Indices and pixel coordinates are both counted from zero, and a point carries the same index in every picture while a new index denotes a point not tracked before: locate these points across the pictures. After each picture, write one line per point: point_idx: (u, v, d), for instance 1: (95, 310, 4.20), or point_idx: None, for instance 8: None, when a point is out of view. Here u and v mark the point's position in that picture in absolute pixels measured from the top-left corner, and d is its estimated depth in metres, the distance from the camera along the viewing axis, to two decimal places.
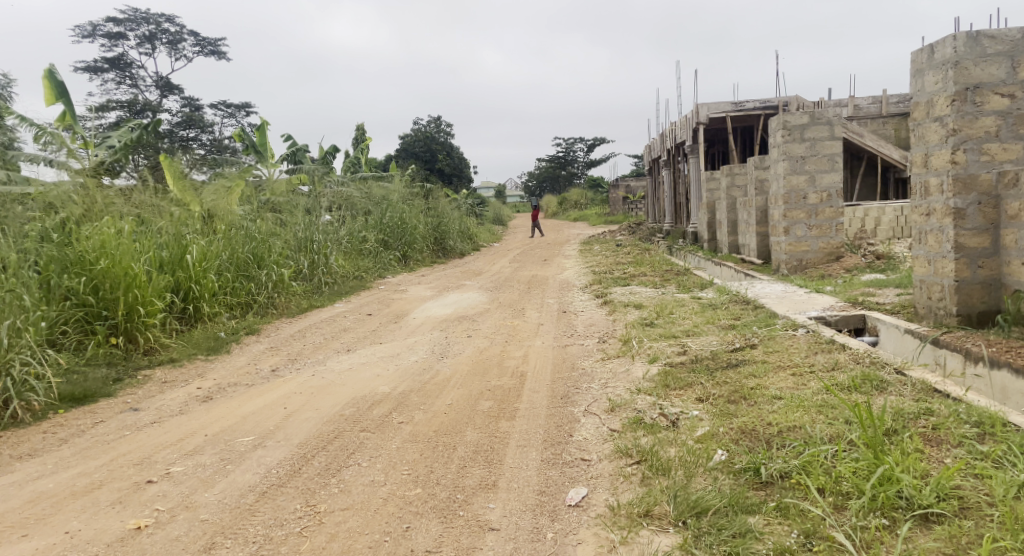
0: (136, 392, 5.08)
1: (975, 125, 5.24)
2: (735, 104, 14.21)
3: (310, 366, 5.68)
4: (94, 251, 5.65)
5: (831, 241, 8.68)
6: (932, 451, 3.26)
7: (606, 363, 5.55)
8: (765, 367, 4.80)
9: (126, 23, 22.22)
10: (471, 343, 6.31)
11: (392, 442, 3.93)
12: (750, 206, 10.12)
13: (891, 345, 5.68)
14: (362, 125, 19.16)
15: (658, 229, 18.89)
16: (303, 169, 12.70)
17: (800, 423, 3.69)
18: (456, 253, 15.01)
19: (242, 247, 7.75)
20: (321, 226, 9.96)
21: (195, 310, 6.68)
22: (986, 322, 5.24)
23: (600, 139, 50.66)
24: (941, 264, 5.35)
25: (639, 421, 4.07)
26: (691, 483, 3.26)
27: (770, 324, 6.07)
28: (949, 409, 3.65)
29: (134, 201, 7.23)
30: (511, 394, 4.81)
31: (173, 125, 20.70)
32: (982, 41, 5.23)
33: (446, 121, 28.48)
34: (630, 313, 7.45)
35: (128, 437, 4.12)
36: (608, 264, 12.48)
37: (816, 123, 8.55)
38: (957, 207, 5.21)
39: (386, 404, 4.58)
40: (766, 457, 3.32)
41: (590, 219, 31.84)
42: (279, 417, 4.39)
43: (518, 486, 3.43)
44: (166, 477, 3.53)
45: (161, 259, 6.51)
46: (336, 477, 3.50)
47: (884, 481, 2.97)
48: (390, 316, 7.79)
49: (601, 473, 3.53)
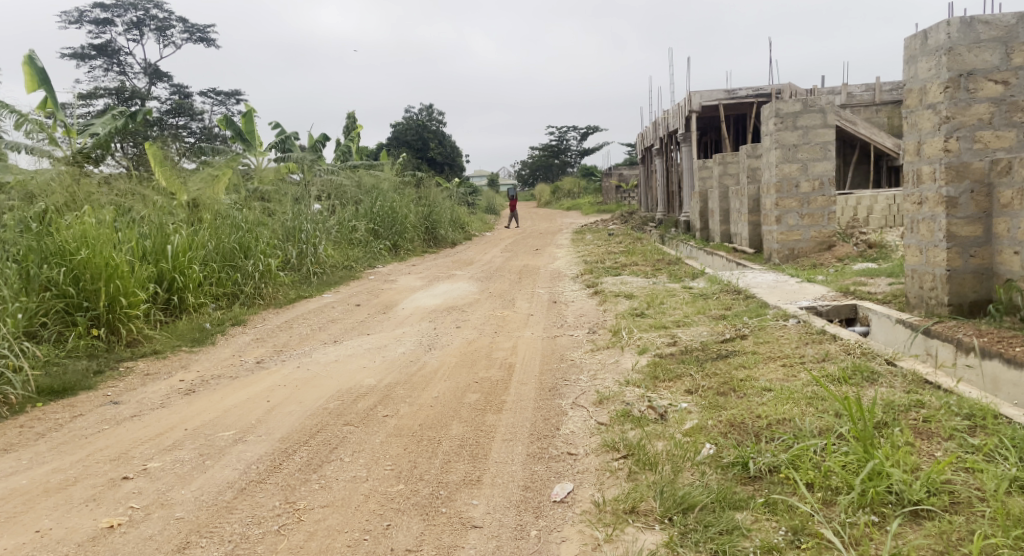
0: (117, 384, 4.99)
1: (968, 112, 5.18)
2: (728, 92, 14.10)
3: (296, 358, 5.60)
4: (75, 242, 5.55)
5: (823, 230, 8.63)
6: (923, 444, 3.21)
7: (595, 354, 5.49)
8: (755, 358, 4.75)
9: (113, 9, 21.96)
10: (460, 334, 6.23)
11: (375, 436, 3.86)
12: (742, 195, 10.06)
13: (882, 336, 5.64)
14: (354, 113, 19.01)
15: (651, 218, 18.83)
16: (292, 157, 12.56)
17: (790, 416, 3.63)
18: (447, 242, 14.91)
19: (229, 236, 7.64)
20: (310, 215, 9.86)
21: (180, 301, 6.58)
22: (977, 312, 5.20)
23: (594, 127, 50.50)
24: (933, 253, 5.30)
25: (627, 414, 4.01)
26: (678, 477, 3.21)
27: (761, 314, 6.02)
28: (940, 401, 3.60)
29: (118, 190, 7.11)
30: (498, 386, 4.75)
31: (162, 112, 20.48)
32: (975, 27, 5.16)
33: (438, 109, 28.31)
34: (621, 303, 7.41)
35: (106, 431, 4.04)
36: (599, 253, 12.41)
37: (809, 111, 8.48)
38: (950, 196, 5.14)
39: (372, 398, 4.51)
40: (755, 451, 3.26)
41: (583, 208, 31.74)
42: (261, 410, 4.32)
43: (502, 481, 3.36)
44: (142, 473, 3.45)
45: (144, 249, 6.40)
46: (316, 473, 3.43)
47: (874, 475, 2.91)
48: (379, 307, 7.70)
49: (587, 468, 3.47)
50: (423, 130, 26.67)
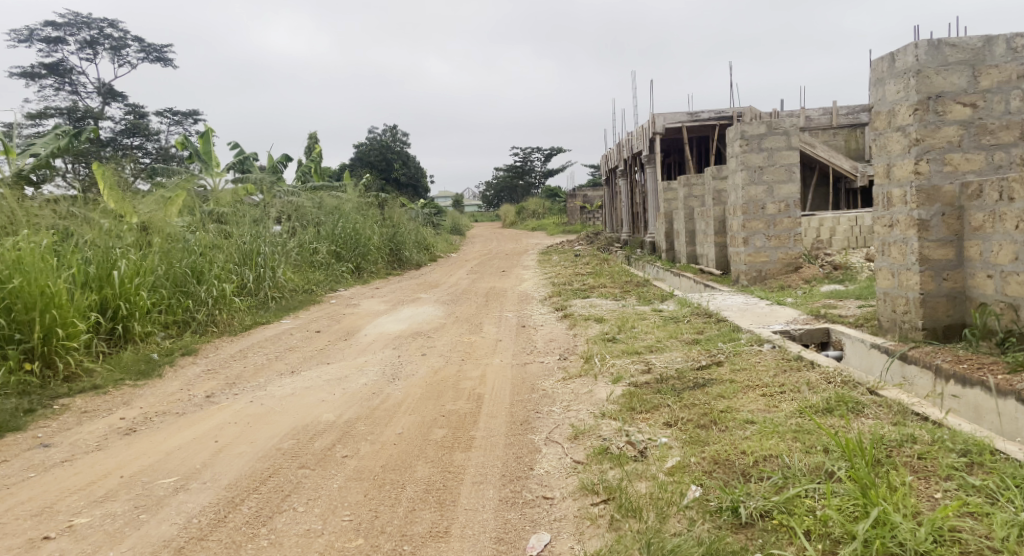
0: (50, 424, 4.60)
1: (937, 134, 5.08)
2: (690, 113, 14.08)
3: (248, 391, 5.23)
4: (7, 268, 5.16)
5: (790, 251, 8.53)
6: (921, 485, 3.02)
7: (568, 383, 5.23)
8: (733, 387, 4.53)
9: (65, 27, 21.31)
10: (425, 363, 5.94)
11: (334, 481, 3.56)
12: (708, 216, 9.96)
13: (857, 360, 5.51)
14: (315, 133, 18.63)
15: (616, 238, 18.74)
16: (250, 179, 12.13)
17: (776, 452, 3.42)
18: (412, 264, 14.57)
19: (180, 261, 7.25)
20: (269, 237, 9.47)
21: (125, 330, 6.16)
22: (952, 337, 5.08)
23: (557, 149, 50.78)
24: (905, 277, 5.19)
25: (604, 452, 3.75)
26: (664, 526, 2.98)
27: (735, 339, 5.83)
28: (931, 435, 3.41)
29: (61, 212, 6.67)
30: (467, 420, 4.47)
31: (115, 132, 19.92)
32: (944, 49, 5.06)
33: (402, 130, 27.95)
34: (591, 327, 7.18)
35: (31, 481, 3.68)
36: (567, 274, 12.20)
37: (773, 133, 8.42)
38: (921, 218, 5.03)
39: (330, 435, 4.19)
40: (744, 494, 3.04)
41: (547, 229, 31.56)
42: (207, 452, 3.99)
43: (472, 533, 3.10)
44: (66, 532, 3.16)
45: (87, 275, 5.99)
46: (266, 527, 3.16)
47: (876, 524, 2.72)
48: (340, 333, 7.35)
49: (565, 515, 3.22)
50: (386, 151, 26.36)
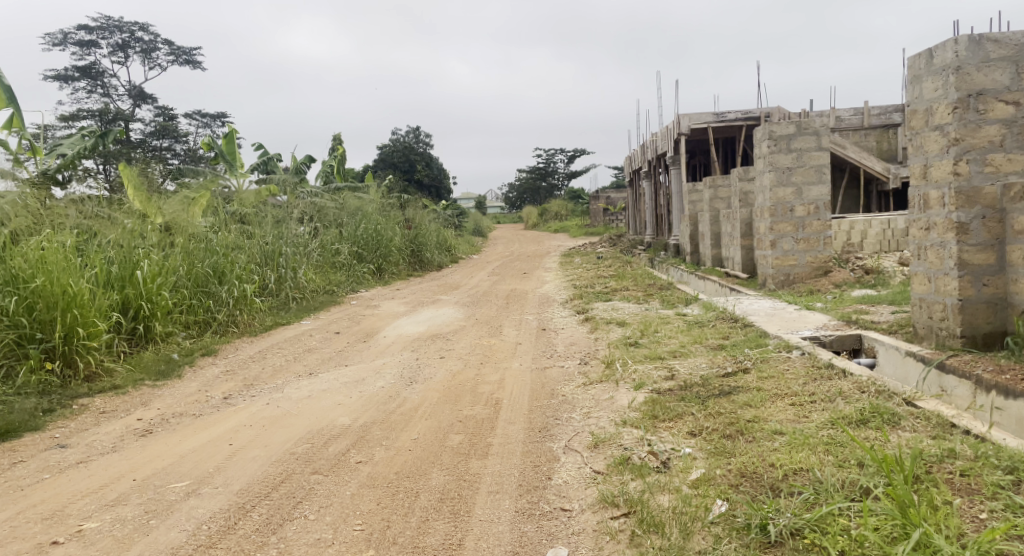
0: (68, 425, 4.56)
1: (977, 134, 4.84)
2: (716, 114, 13.81)
3: (265, 393, 5.15)
4: (30, 268, 5.16)
5: (819, 255, 8.28)
6: (962, 503, 2.84)
7: (588, 389, 5.08)
8: (761, 396, 4.35)
9: (97, 31, 21.60)
10: (444, 366, 5.83)
11: (347, 488, 3.46)
12: (735, 218, 9.75)
13: (891, 369, 5.30)
14: (338, 135, 18.67)
15: (640, 241, 18.54)
16: (273, 180, 12.13)
17: (807, 466, 3.25)
18: (433, 266, 14.49)
19: (201, 261, 7.22)
20: (291, 237, 9.44)
21: (146, 330, 6.13)
22: (992, 345, 4.84)
23: (582, 151, 50.60)
24: (943, 282, 4.97)
25: (625, 462, 3.60)
26: (688, 543, 2.84)
27: (762, 345, 5.64)
28: (974, 450, 3.23)
29: (85, 212, 6.67)
30: (484, 426, 4.35)
31: (145, 134, 20.12)
32: (985, 44, 4.85)
33: (425, 131, 27.97)
34: (613, 331, 7.02)
35: (45, 483, 3.63)
36: (589, 276, 12.04)
37: (803, 133, 8.19)
38: (960, 221, 4.81)
39: (345, 440, 4.10)
40: (773, 510, 2.89)
41: (570, 231, 31.36)
42: (221, 455, 3.91)
43: (487, 546, 2.98)
44: (75, 536, 3.09)
45: (109, 274, 5.96)
46: (275, 536, 3.06)
47: (917, 547, 2.54)
48: (359, 335, 7.27)
49: (583, 529, 3.09)
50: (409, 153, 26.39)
